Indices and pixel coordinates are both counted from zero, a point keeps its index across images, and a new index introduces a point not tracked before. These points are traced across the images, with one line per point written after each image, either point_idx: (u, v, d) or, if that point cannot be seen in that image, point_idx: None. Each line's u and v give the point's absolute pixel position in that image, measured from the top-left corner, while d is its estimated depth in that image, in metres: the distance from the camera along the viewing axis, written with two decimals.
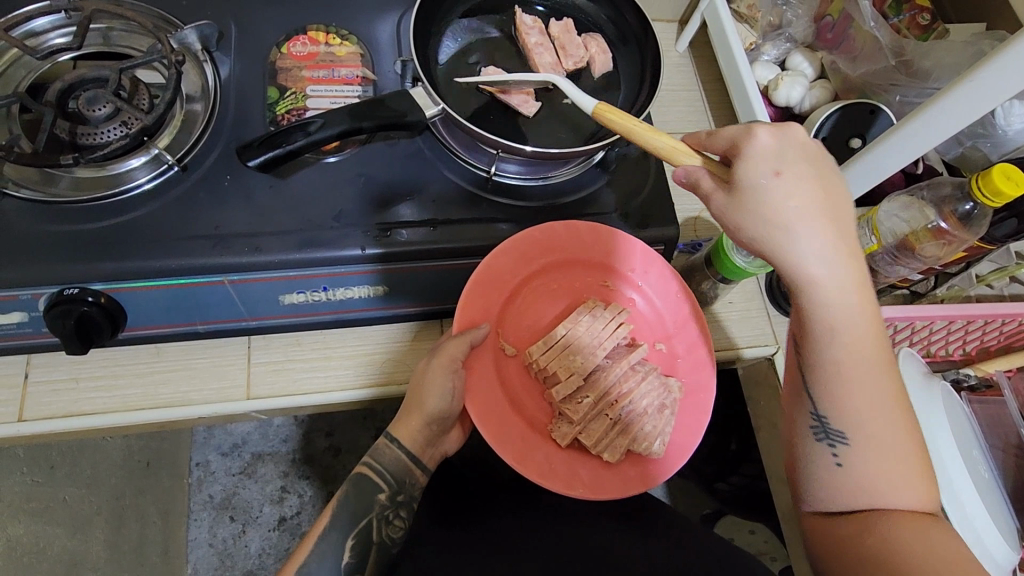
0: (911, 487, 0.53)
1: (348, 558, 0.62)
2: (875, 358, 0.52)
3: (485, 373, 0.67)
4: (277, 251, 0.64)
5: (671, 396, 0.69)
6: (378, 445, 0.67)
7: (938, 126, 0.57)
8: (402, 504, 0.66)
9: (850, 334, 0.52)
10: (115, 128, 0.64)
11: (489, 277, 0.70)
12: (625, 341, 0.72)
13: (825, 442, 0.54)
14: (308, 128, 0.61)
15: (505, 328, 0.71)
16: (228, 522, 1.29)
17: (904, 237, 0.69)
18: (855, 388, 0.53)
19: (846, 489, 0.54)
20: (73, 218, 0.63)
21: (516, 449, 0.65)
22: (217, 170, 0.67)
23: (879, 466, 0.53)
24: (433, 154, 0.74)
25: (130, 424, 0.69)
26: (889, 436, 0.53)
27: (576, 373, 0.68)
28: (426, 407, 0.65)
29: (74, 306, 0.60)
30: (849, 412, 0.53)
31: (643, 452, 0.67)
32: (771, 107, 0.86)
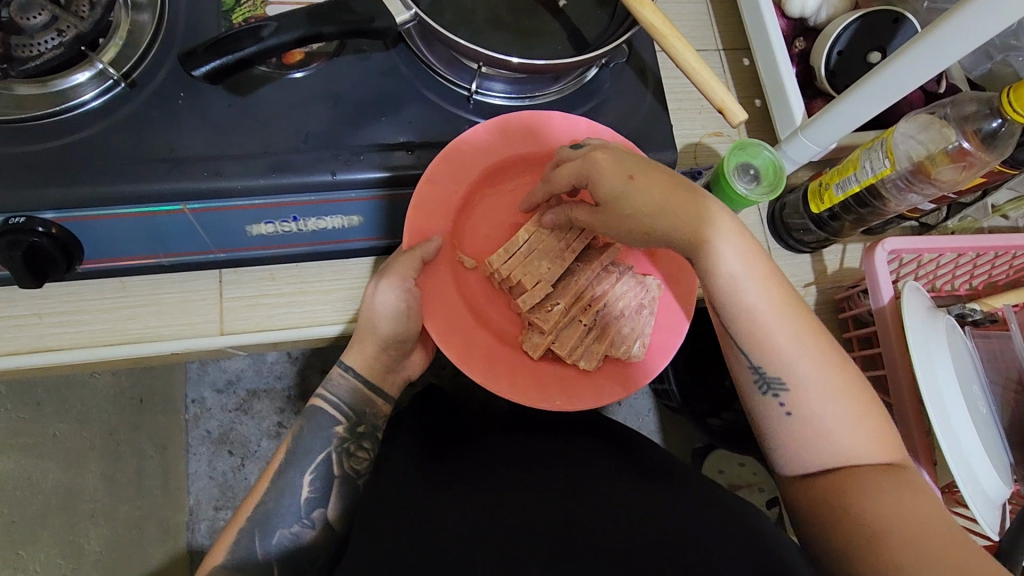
0: (864, 426, 0.56)
1: (311, 492, 0.64)
2: (785, 300, 0.58)
3: (443, 285, 0.65)
4: (238, 176, 0.59)
5: (648, 295, 0.67)
6: (331, 376, 0.67)
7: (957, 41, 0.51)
8: (364, 435, 0.68)
9: (757, 277, 0.57)
10: (51, 38, 0.57)
11: (436, 187, 0.65)
12: (597, 243, 0.69)
13: (770, 393, 0.58)
14: (260, 33, 0.54)
15: (463, 239, 0.69)
16: (227, 455, 1.33)
17: (919, 161, 0.63)
18: (776, 329, 0.57)
19: (810, 439, 0.57)
20: (14, 139, 0.57)
21: (484, 363, 0.63)
22: (170, 87, 0.61)
23: (821, 401, 0.57)
24: (410, 70, 0.67)
25: (100, 360, 0.67)
26: (818, 372, 0.57)
27: (543, 280, 0.66)
28: (379, 332, 0.64)
29: (22, 237, 0.55)
30: (772, 355, 0.57)
31: (623, 356, 0.65)
32: (783, 19, 0.78)
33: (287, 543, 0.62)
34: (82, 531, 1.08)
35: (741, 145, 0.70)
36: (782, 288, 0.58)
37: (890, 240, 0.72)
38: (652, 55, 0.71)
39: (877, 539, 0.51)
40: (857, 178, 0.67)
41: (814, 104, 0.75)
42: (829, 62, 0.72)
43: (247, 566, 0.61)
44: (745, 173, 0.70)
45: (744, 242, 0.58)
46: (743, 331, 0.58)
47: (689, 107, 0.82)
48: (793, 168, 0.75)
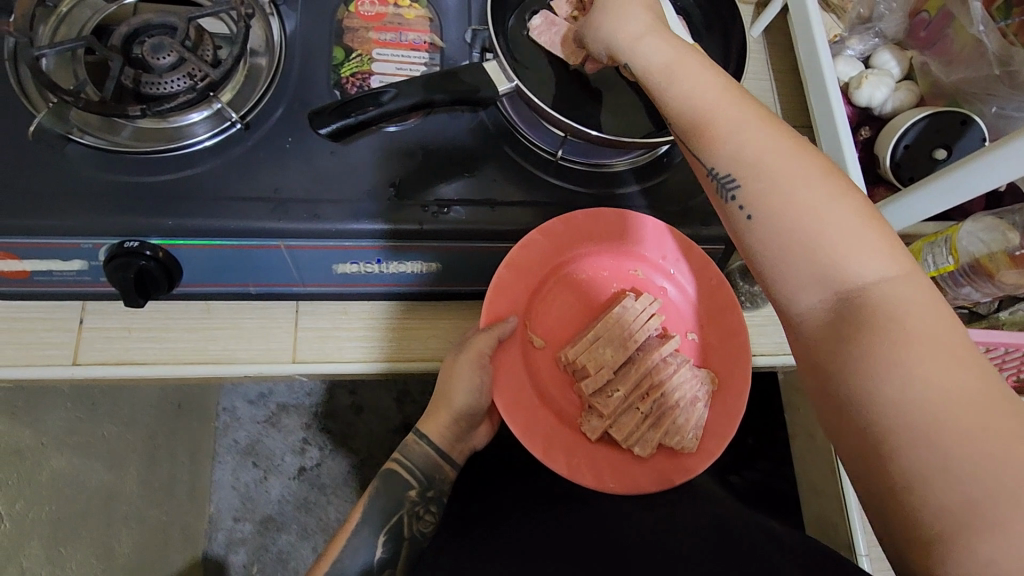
0: (857, 243, 0.44)
1: (381, 553, 0.64)
2: (745, 109, 0.49)
3: (512, 364, 0.67)
4: (334, 220, 0.63)
5: (703, 387, 0.68)
6: (406, 442, 0.68)
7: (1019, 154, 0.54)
8: (432, 499, 0.68)
9: (724, 101, 0.49)
10: (179, 79, 0.62)
11: (517, 268, 0.68)
12: (658, 332, 0.71)
13: (727, 198, 0.48)
14: (380, 98, 0.59)
15: (532, 320, 0.71)
16: (251, 466, 1.37)
17: (977, 260, 0.66)
18: (748, 135, 0.48)
19: (816, 284, 0.45)
20: (134, 169, 0.62)
21: (545, 442, 0.65)
22: (279, 131, 0.66)
23: (800, 206, 0.45)
24: (497, 130, 0.71)
25: (178, 376, 0.70)
26: (797, 165, 0.46)
27: (604, 366, 0.68)
28: (454, 402, 0.66)
29: (132, 260, 0.60)
30: (740, 156, 0.48)
31: (676, 446, 0.66)
32: (849, 106, 0.82)
33: None
34: (116, 534, 1.10)
35: None
36: (723, 77, 0.50)
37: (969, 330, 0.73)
38: None
39: (894, 443, 0.40)
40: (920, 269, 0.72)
41: (878, 189, 0.77)
42: (895, 154, 0.75)
43: None
44: None
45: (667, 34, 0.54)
46: (707, 125, 0.50)
47: None
48: None
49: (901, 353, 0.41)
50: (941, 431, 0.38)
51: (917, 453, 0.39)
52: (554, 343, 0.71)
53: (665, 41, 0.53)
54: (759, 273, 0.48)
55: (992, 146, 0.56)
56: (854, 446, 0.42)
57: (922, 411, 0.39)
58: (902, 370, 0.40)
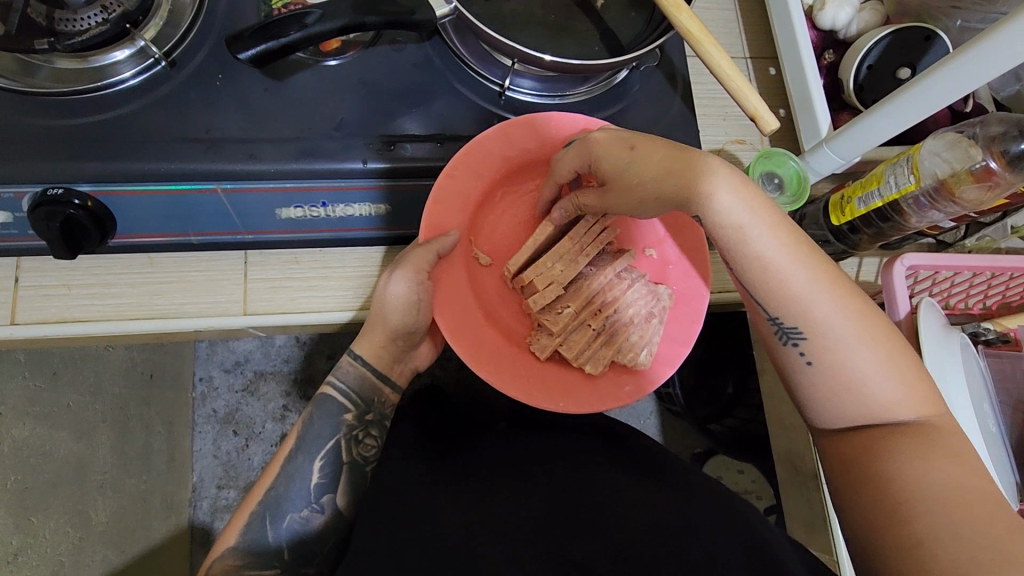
0: (892, 375, 0.53)
1: (319, 478, 0.65)
2: (793, 242, 0.55)
3: (456, 281, 0.66)
4: (273, 160, 0.60)
5: (660, 303, 0.67)
6: (341, 364, 0.67)
7: (986, 63, 0.52)
8: (372, 423, 0.68)
9: (779, 280, 0.54)
10: (93, 14, 0.58)
11: (459, 179, 0.65)
12: (611, 249, 0.71)
13: (789, 344, 0.55)
14: (304, 20, 0.55)
15: (479, 236, 0.70)
16: (232, 436, 1.35)
17: (942, 180, 0.63)
18: (803, 278, 0.54)
19: (840, 399, 0.54)
20: (55, 112, 0.58)
21: (490, 360, 0.64)
22: (208, 68, 0.62)
23: (852, 340, 0.54)
24: (443, 63, 0.68)
25: (125, 333, 0.68)
26: (838, 311, 0.54)
27: (555, 282, 0.68)
28: (388, 323, 0.64)
29: (59, 208, 0.56)
30: (796, 309, 0.54)
31: (629, 363, 0.65)
32: (813, 31, 0.79)
33: (297, 528, 0.63)
34: (92, 502, 1.10)
35: (766, 154, 0.74)
36: (772, 212, 0.55)
37: (907, 256, 0.72)
38: (684, 59, 0.72)
39: (909, 508, 0.48)
40: (879, 193, 0.68)
41: (840, 117, 0.76)
42: (858, 76, 0.72)
43: (260, 549, 0.62)
44: (770, 181, 0.74)
45: (692, 162, 0.56)
46: (751, 264, 0.55)
47: (714, 113, 0.82)
48: (816, 179, 0.75)
49: (909, 441, 0.51)
50: (949, 508, 0.47)
51: (929, 526, 0.47)
52: (503, 262, 0.70)
53: (691, 165, 0.56)
54: (798, 395, 0.57)
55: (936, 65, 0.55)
56: (868, 506, 0.51)
57: (926, 491, 0.48)
58: (918, 457, 0.50)
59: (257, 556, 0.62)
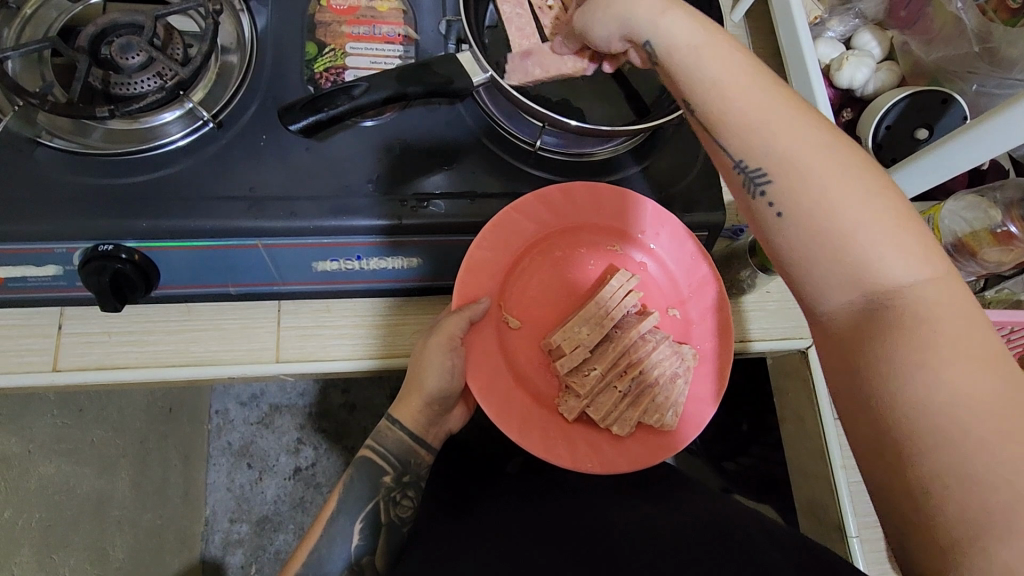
0: (901, 244, 0.43)
1: (359, 539, 0.64)
2: (765, 85, 0.48)
3: (487, 346, 0.67)
4: (311, 218, 0.62)
5: (683, 363, 0.68)
6: (380, 428, 0.67)
7: (1001, 136, 0.53)
8: (409, 484, 0.68)
9: (749, 129, 0.47)
10: (149, 78, 0.62)
11: (489, 246, 0.67)
12: (636, 309, 0.72)
13: (757, 194, 0.48)
14: (351, 92, 0.59)
15: (508, 299, 0.70)
16: (245, 468, 1.37)
17: (962, 240, 0.66)
18: (774, 123, 0.46)
19: (838, 278, 0.44)
20: (108, 171, 0.61)
21: (520, 423, 0.65)
22: (253, 128, 0.65)
23: (854, 201, 0.44)
24: (474, 123, 0.70)
25: (161, 379, 0.70)
26: (824, 157, 0.45)
27: (581, 345, 0.68)
28: (426, 387, 0.65)
29: (108, 263, 0.59)
30: (764, 155, 0.47)
31: (654, 424, 0.66)
32: (831, 89, 0.81)
33: None
34: (110, 539, 1.10)
35: None
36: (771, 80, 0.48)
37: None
38: None
39: (915, 439, 0.39)
40: None
41: None
42: (877, 136, 0.74)
43: None
44: None
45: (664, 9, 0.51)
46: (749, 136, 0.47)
47: None
48: None
49: (932, 351, 0.40)
50: (962, 434, 0.38)
51: (937, 456, 0.38)
52: (531, 324, 0.71)
53: (715, 39, 0.50)
54: (792, 281, 0.47)
55: (963, 129, 0.56)
56: (865, 430, 0.42)
57: (926, 405, 0.39)
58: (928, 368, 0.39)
59: None
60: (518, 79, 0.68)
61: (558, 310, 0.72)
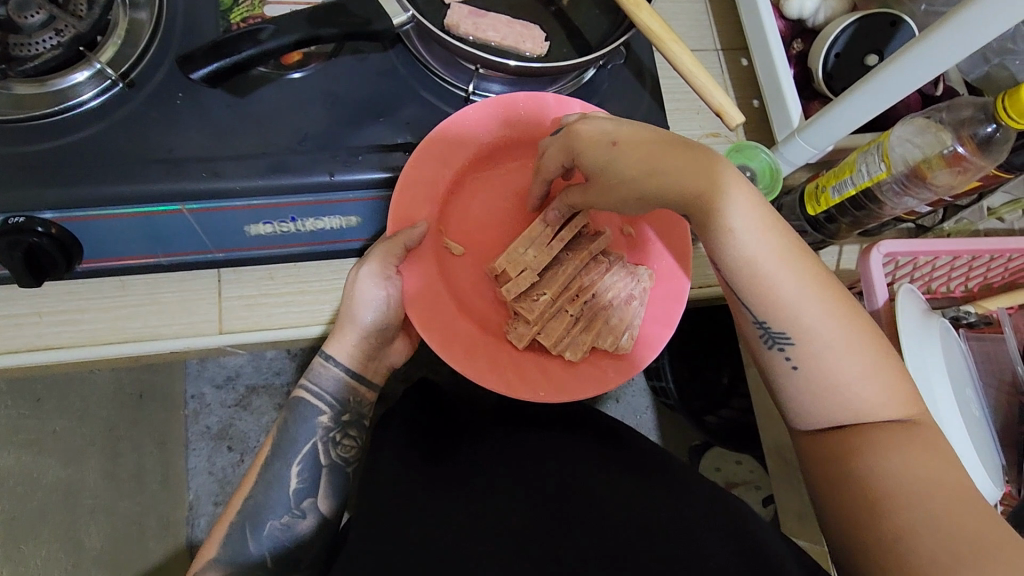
0: (877, 378, 0.53)
1: (298, 483, 0.63)
2: (785, 244, 0.54)
3: (428, 271, 0.65)
4: (237, 177, 0.59)
5: (639, 285, 0.68)
6: (313, 366, 0.66)
7: (952, 42, 0.50)
8: (349, 423, 0.67)
9: (764, 286, 0.54)
10: (48, 38, 0.58)
11: (424, 167, 0.64)
12: (587, 231, 0.71)
13: (775, 347, 0.55)
14: (258, 35, 0.55)
15: (449, 226, 0.69)
16: (226, 451, 1.35)
17: (915, 164, 0.63)
18: (786, 281, 0.54)
19: (828, 396, 0.54)
20: (11, 139, 0.58)
21: (467, 351, 0.64)
22: (168, 86, 0.61)
23: (824, 325, 0.54)
24: (408, 71, 0.67)
25: (100, 358, 0.67)
26: (827, 314, 0.54)
27: (528, 269, 0.67)
28: (359, 319, 0.64)
29: (21, 237, 0.55)
30: (779, 304, 0.54)
31: (609, 347, 0.66)
32: (781, 20, 0.78)
33: (278, 535, 0.62)
34: (83, 528, 1.08)
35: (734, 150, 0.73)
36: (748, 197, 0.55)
37: (912, 240, 0.72)
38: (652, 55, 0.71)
39: (890, 508, 0.49)
40: (853, 181, 0.67)
41: (812, 106, 0.76)
42: (826, 65, 0.72)
43: (240, 560, 0.61)
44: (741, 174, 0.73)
45: (671, 160, 0.55)
46: (730, 264, 0.55)
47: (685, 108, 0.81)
48: (790, 170, 0.75)
49: (892, 437, 0.51)
50: (922, 506, 0.47)
51: (907, 520, 0.48)
52: (474, 250, 0.70)
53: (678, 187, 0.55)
54: (780, 398, 0.57)
55: (912, 42, 0.53)
56: (846, 504, 0.51)
57: (902, 485, 0.49)
58: (895, 455, 0.50)
59: (239, 567, 0.60)
60: (454, 22, 0.63)
61: (504, 235, 0.71)
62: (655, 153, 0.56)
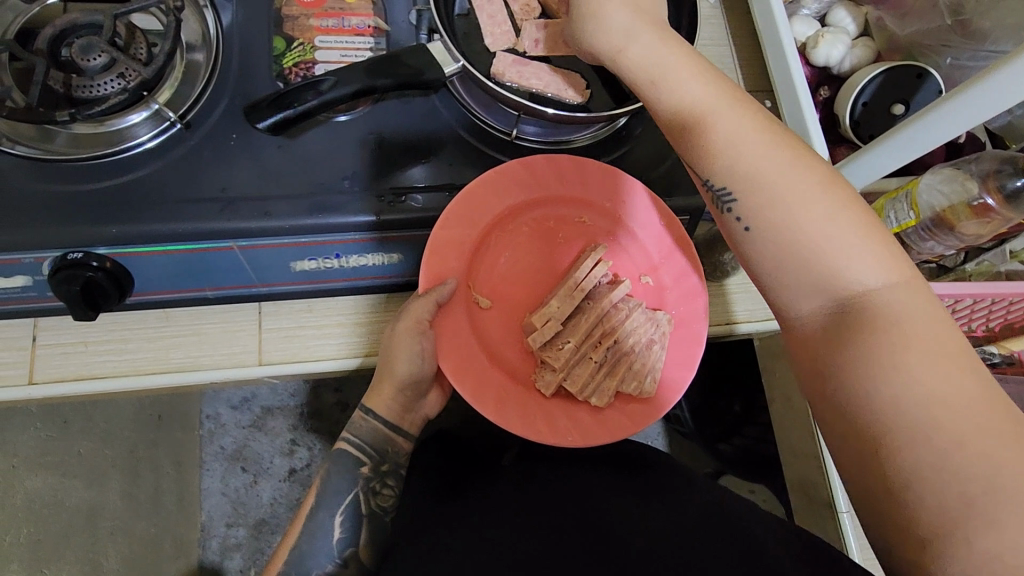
0: (863, 252, 0.47)
1: (340, 532, 0.65)
2: (721, 98, 0.52)
3: (457, 326, 0.67)
4: (287, 216, 0.61)
5: (659, 330, 0.68)
6: (353, 419, 0.68)
7: (974, 106, 0.52)
8: (388, 472, 0.69)
9: (727, 144, 0.51)
10: (111, 80, 0.60)
11: (455, 226, 0.66)
12: (608, 279, 0.71)
13: (725, 210, 0.52)
14: (319, 86, 0.59)
15: (477, 280, 0.70)
16: (240, 472, 1.36)
17: (942, 213, 0.66)
18: (751, 144, 0.51)
19: (804, 273, 0.49)
20: (72, 177, 0.60)
21: (497, 403, 0.64)
22: (222, 128, 0.64)
23: (796, 197, 0.49)
24: (451, 115, 0.69)
25: (142, 388, 0.69)
26: (774, 168, 0.50)
27: (552, 319, 0.68)
28: (396, 373, 0.66)
29: (79, 271, 0.58)
30: (740, 164, 0.51)
31: (634, 393, 0.66)
32: (807, 67, 0.81)
33: None
34: (102, 549, 1.08)
35: None
36: (709, 75, 0.53)
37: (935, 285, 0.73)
38: None
39: (893, 444, 0.43)
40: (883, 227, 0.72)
41: (839, 150, 0.78)
42: (854, 113, 0.75)
43: None
44: None
45: (675, 48, 0.54)
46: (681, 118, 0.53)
47: None
48: None
49: (897, 343, 0.44)
50: (933, 435, 0.42)
51: (913, 457, 0.42)
52: (503, 303, 0.71)
53: (679, 63, 0.53)
54: (750, 271, 0.53)
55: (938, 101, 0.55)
56: (852, 447, 0.46)
57: (903, 411, 0.43)
58: (900, 371, 0.43)
59: None
60: (499, 70, 0.66)
61: (531, 287, 0.72)
62: (654, 42, 0.54)
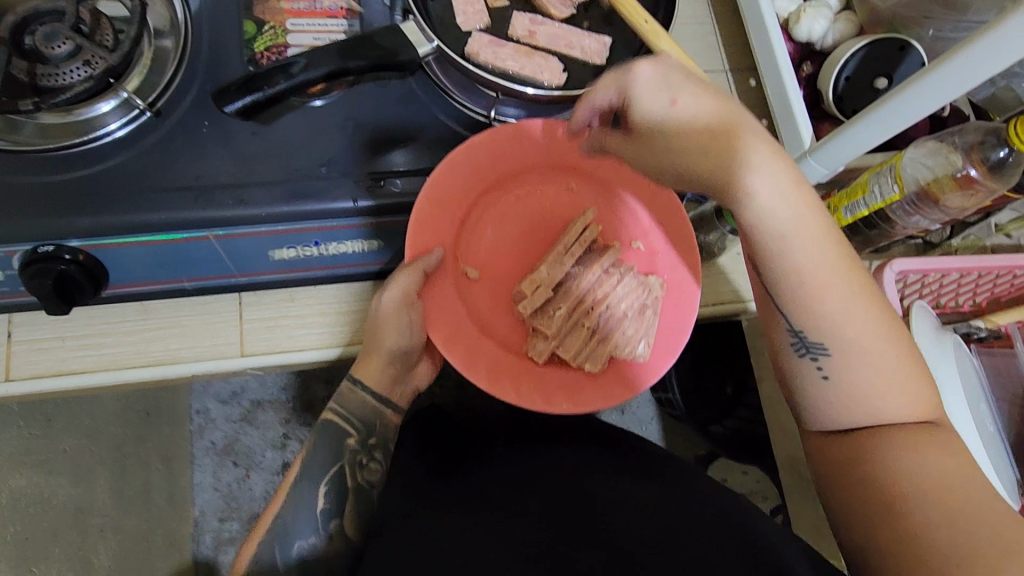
0: (901, 388, 0.53)
1: (325, 504, 0.65)
2: (813, 206, 0.53)
3: (446, 297, 0.67)
4: (263, 203, 0.60)
5: (651, 295, 0.67)
6: (342, 390, 0.68)
7: (952, 76, 0.52)
8: (375, 446, 0.68)
9: (794, 254, 0.52)
10: (76, 68, 0.58)
11: (439, 197, 0.66)
12: (597, 245, 0.71)
13: (806, 355, 0.55)
14: (290, 70, 0.58)
15: (465, 252, 0.70)
16: (229, 467, 1.26)
17: (926, 186, 0.65)
18: (817, 258, 0.53)
19: (850, 407, 0.54)
20: (39, 168, 0.58)
21: (489, 372, 0.64)
22: (194, 116, 0.62)
23: (854, 339, 0.54)
24: (428, 97, 0.68)
25: (122, 382, 0.68)
26: (843, 317, 0.53)
27: (543, 285, 0.67)
28: (384, 345, 0.65)
29: (51, 265, 0.57)
30: (812, 308, 0.53)
31: (626, 357, 0.65)
32: (789, 43, 0.80)
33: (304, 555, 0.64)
34: None
35: None
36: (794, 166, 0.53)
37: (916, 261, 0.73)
38: None
39: (908, 502, 0.50)
40: (865, 203, 0.70)
41: (822, 127, 0.77)
42: (836, 88, 0.74)
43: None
44: None
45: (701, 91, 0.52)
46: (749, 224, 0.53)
47: None
48: None
49: (908, 438, 0.52)
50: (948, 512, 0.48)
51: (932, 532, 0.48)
52: (493, 274, 0.70)
53: (692, 90, 0.51)
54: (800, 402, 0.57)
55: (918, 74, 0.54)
56: (865, 517, 0.52)
57: (920, 486, 0.50)
58: (913, 451, 0.51)
59: None
60: (474, 50, 0.65)
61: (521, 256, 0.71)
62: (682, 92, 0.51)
